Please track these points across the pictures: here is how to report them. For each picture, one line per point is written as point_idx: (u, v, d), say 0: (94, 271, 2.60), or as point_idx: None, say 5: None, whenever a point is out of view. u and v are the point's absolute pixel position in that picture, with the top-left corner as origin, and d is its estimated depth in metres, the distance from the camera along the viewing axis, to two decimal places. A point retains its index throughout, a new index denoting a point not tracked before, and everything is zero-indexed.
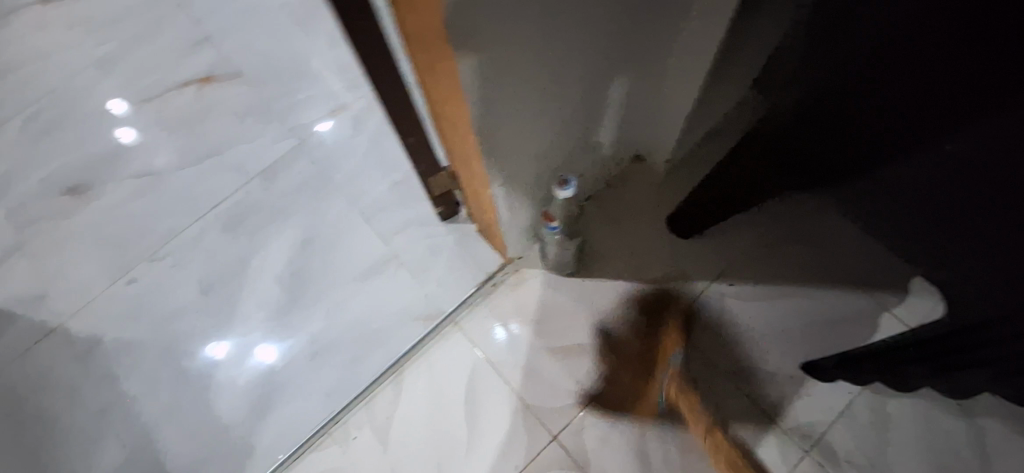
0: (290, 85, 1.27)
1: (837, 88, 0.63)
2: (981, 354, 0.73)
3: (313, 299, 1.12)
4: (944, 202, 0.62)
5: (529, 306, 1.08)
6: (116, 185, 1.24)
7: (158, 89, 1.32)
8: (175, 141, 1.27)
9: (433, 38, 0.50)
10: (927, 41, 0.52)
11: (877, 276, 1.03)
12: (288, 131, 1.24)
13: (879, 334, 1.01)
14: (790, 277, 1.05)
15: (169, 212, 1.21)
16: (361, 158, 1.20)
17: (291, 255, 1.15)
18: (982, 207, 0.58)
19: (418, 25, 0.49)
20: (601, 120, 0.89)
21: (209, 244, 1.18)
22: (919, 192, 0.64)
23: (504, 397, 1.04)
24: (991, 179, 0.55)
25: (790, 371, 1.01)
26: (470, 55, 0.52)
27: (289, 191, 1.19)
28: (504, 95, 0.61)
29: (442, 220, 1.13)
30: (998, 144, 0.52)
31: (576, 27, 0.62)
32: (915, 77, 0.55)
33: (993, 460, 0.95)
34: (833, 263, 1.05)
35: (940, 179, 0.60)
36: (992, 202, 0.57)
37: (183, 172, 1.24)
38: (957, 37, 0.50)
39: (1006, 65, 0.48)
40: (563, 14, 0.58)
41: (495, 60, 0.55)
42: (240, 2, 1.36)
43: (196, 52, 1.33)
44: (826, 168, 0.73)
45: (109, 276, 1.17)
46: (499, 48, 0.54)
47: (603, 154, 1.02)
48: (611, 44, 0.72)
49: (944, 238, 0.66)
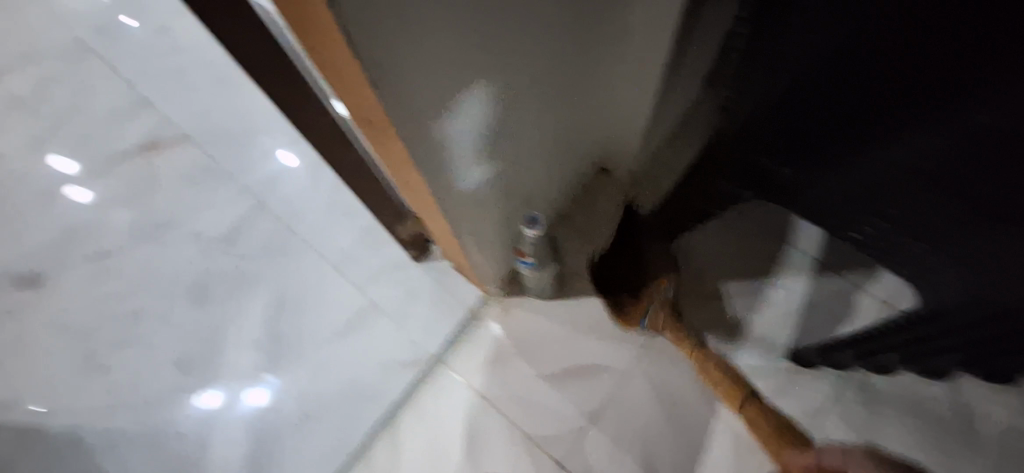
0: (238, 141, 1.24)
1: (779, 91, 0.61)
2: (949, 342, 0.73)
3: (294, 360, 1.09)
4: (894, 200, 0.60)
5: (515, 335, 1.08)
6: (72, 270, 1.19)
7: (103, 164, 1.27)
8: (127, 216, 1.22)
9: (369, 103, 0.49)
10: (859, 44, 0.49)
11: (846, 259, 1.05)
12: (243, 190, 1.20)
13: (858, 315, 1.02)
14: (764, 267, 1.07)
15: (131, 290, 1.16)
16: (322, 206, 1.17)
17: (265, 318, 1.12)
18: (931, 203, 0.56)
19: (351, 93, 0.49)
20: (557, 144, 0.89)
21: (177, 318, 1.13)
22: (868, 192, 0.62)
23: (504, 431, 1.03)
24: (938, 179, 0.52)
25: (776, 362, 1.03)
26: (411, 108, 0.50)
27: (253, 252, 1.16)
28: (450, 145, 0.60)
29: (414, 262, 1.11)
30: (939, 144, 0.50)
31: (519, 63, 0.61)
32: (848, 81, 0.53)
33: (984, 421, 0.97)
34: (801, 255, 1.07)
35: (887, 178, 0.58)
36: (941, 198, 0.54)
37: (140, 246, 1.20)
38: (888, 39, 0.47)
39: (942, 64, 0.45)
40: (502, 56, 0.57)
41: (433, 115, 0.54)
42: (175, 62, 1.32)
43: (137, 120, 1.29)
44: (778, 178, 0.71)
45: (76, 366, 1.12)
46: (438, 104, 0.53)
47: (565, 173, 1.02)
48: (555, 73, 0.71)
49: (899, 236, 0.64)
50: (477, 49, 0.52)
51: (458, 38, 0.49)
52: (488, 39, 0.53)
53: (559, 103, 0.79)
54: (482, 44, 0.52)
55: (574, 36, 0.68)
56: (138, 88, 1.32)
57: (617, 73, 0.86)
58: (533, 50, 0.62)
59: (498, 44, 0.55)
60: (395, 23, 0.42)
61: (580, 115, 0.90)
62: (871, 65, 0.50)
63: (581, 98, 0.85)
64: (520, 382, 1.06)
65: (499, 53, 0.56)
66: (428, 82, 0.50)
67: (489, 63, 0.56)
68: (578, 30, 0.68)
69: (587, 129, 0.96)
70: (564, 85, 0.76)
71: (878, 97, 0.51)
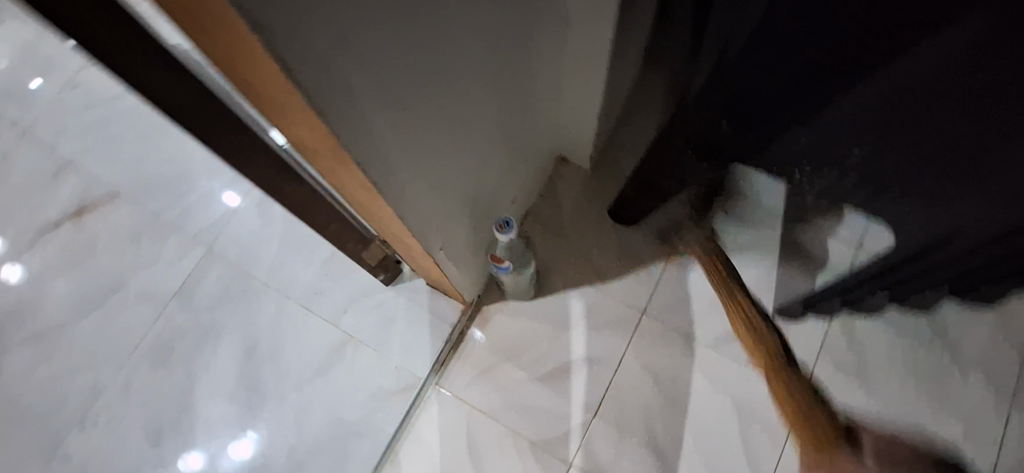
0: (176, 189, 1.16)
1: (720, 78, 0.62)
2: (931, 278, 0.74)
3: (277, 409, 1.03)
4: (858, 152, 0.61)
5: (503, 342, 1.05)
6: (13, 357, 1.09)
7: (29, 238, 1.17)
8: (66, 288, 1.13)
9: (322, 142, 0.46)
10: (783, 26, 0.50)
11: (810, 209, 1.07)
12: (190, 240, 1.13)
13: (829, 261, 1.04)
14: (735, 231, 1.09)
15: (84, 368, 1.08)
16: (278, 243, 1.11)
17: (237, 371, 1.05)
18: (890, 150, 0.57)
19: (303, 131, 0.46)
20: (514, 142, 0.87)
21: (141, 388, 1.05)
22: (831, 148, 0.63)
23: (509, 441, 1.00)
24: (890, 127, 0.54)
25: (762, 323, 1.04)
26: (362, 133, 0.47)
27: (212, 304, 1.09)
28: (410, 165, 0.58)
29: (387, 284, 1.07)
30: (885, 98, 0.51)
31: (466, 68, 0.58)
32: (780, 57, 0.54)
33: (964, 344, 1.00)
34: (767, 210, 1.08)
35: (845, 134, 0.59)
36: (899, 143, 0.56)
37: (86, 318, 1.11)
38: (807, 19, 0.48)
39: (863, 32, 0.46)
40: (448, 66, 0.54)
41: (391, 138, 0.51)
42: (92, 116, 1.22)
43: (59, 185, 1.19)
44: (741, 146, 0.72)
45: (37, 459, 1.03)
46: (392, 125, 0.50)
47: (526, 170, 1.00)
48: (503, 69, 0.68)
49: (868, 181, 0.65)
50: (422, 56, 0.49)
51: (401, 46, 0.45)
52: (431, 44, 0.50)
53: (510, 100, 0.76)
54: (426, 50, 0.49)
55: (517, 29, 0.65)
56: (54, 149, 1.22)
57: (563, 60, 0.84)
58: (479, 49, 0.59)
59: (442, 48, 0.52)
60: (331, 40, 0.38)
61: (532, 109, 0.87)
62: (804, 38, 0.50)
63: (531, 91, 0.82)
64: (516, 389, 1.03)
65: (445, 57, 0.53)
66: (378, 100, 0.46)
67: (436, 68, 0.53)
68: (520, 22, 0.65)
69: (540, 121, 0.94)
70: (512, 80, 0.73)
71: (838, 56, 0.49)
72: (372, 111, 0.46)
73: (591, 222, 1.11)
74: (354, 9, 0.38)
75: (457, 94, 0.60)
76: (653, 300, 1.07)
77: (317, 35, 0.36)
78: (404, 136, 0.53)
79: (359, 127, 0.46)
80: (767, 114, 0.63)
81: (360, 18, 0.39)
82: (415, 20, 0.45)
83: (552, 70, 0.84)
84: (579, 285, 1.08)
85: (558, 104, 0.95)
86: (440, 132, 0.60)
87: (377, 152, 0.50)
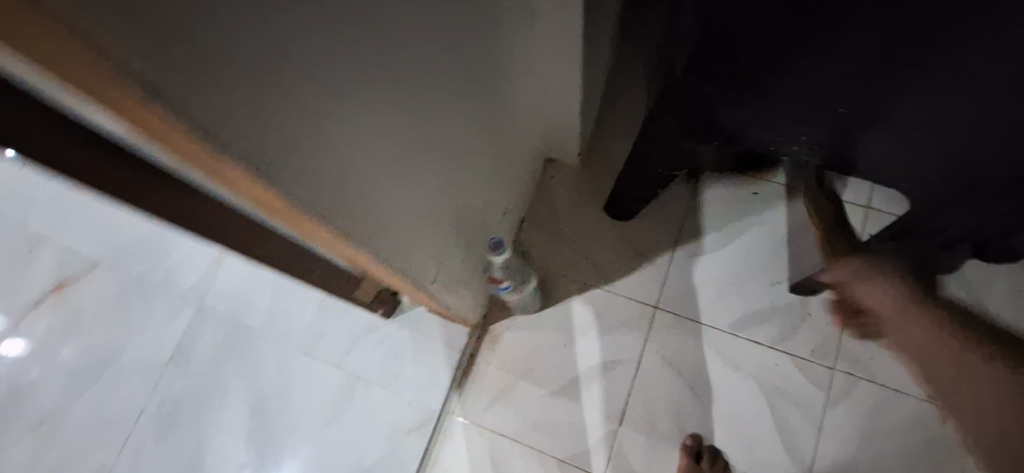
0: (154, 249, 1.11)
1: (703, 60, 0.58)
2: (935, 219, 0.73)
3: (292, 464, 0.99)
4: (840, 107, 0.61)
5: (515, 360, 1.00)
6: (16, 446, 1.06)
7: (14, 320, 1.13)
8: (58, 368, 1.09)
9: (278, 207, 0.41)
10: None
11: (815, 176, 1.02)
12: (177, 300, 1.08)
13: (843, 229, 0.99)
14: (740, 209, 1.03)
15: (89, 448, 1.04)
16: (268, 290, 1.06)
17: (245, 430, 1.01)
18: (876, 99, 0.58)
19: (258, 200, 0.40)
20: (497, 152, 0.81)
21: (149, 461, 1.01)
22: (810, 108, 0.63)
23: (535, 462, 0.96)
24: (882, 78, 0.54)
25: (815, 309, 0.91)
26: (320, 192, 0.41)
27: (210, 363, 1.05)
28: (382, 207, 0.52)
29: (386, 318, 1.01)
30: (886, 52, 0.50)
31: (427, 91, 0.52)
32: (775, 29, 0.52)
33: (1001, 299, 0.93)
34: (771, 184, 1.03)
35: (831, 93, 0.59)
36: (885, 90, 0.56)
37: (84, 396, 1.07)
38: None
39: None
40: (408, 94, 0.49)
41: (356, 187, 0.46)
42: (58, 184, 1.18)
43: (36, 262, 1.15)
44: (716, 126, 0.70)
45: None
46: (358, 174, 0.45)
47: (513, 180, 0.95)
48: (469, 80, 0.63)
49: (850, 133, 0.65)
50: (378, 89, 0.43)
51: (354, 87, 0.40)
52: (386, 72, 0.44)
53: (483, 109, 0.70)
54: (381, 82, 0.43)
55: (479, 36, 0.60)
56: (25, 226, 1.17)
57: (534, 59, 0.78)
58: (440, 65, 0.53)
59: (400, 75, 0.46)
60: (280, 99, 0.33)
61: (509, 114, 0.81)
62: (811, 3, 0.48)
63: (504, 96, 0.77)
64: (536, 406, 0.98)
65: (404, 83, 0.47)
66: (339, 149, 0.41)
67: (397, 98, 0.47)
68: (481, 28, 0.59)
69: (519, 125, 0.88)
70: (480, 88, 0.67)
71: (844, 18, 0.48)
72: (333, 162, 0.41)
73: (590, 219, 1.05)
74: (296, 60, 0.33)
75: (424, 117, 0.54)
76: (665, 292, 1.01)
77: (253, 101, 0.31)
78: (374, 178, 0.48)
79: (319, 186, 0.41)
80: (779, 67, 0.56)
81: (305, 69, 0.34)
82: (365, 54, 0.40)
83: (522, 68, 0.78)
84: (585, 289, 1.03)
85: (536, 103, 0.89)
86: (414, 162, 0.55)
87: (347, 201, 0.45)
